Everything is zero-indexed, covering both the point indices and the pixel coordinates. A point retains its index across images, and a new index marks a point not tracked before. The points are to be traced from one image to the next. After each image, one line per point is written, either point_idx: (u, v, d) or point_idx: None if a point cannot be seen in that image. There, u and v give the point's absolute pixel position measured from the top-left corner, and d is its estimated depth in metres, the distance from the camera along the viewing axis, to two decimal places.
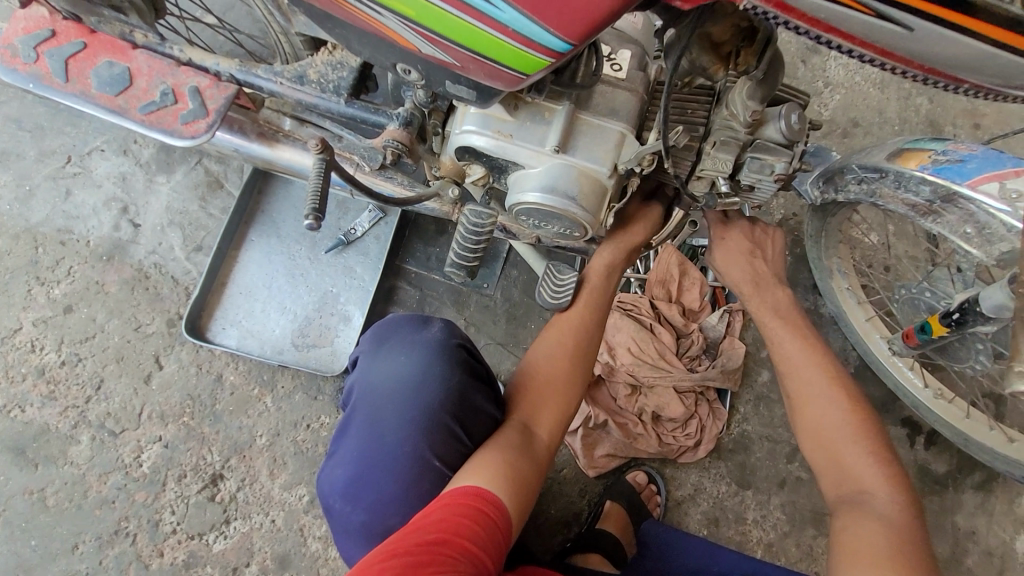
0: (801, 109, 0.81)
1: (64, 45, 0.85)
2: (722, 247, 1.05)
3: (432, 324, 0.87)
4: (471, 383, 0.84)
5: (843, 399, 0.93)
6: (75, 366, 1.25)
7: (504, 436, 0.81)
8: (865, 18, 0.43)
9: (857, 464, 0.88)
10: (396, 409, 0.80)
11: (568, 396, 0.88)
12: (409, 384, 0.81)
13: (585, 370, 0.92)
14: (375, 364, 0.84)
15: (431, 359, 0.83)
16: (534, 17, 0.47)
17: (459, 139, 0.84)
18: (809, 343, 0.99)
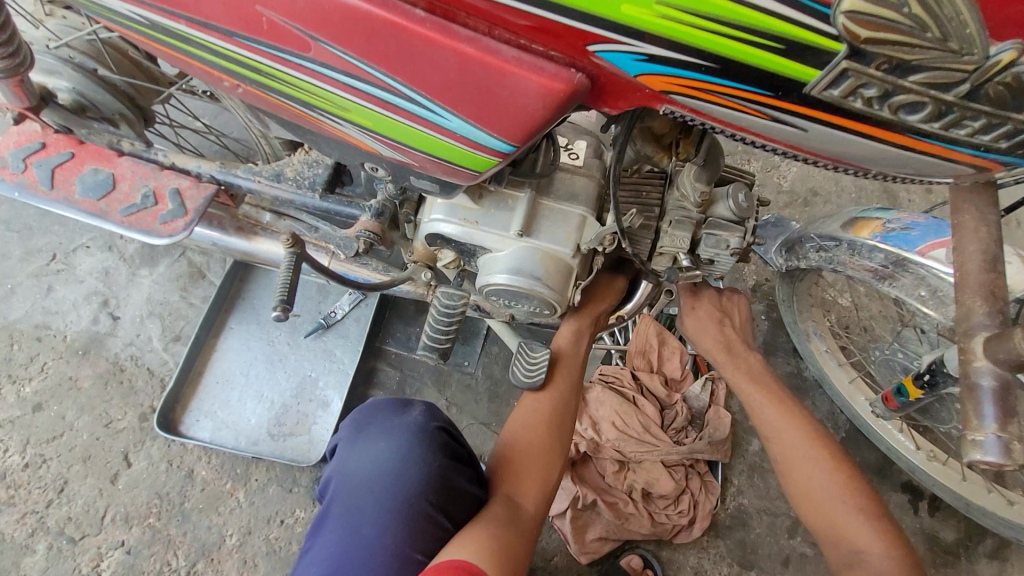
0: (747, 188, 0.86)
1: (53, 156, 0.90)
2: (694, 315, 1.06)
3: (412, 407, 0.86)
4: (452, 466, 0.81)
5: (825, 457, 0.93)
6: (38, 468, 1.21)
7: (489, 510, 0.79)
8: (761, 122, 0.43)
9: (847, 520, 0.87)
10: (376, 498, 0.77)
11: (550, 463, 0.87)
12: (388, 471, 0.79)
13: (564, 436, 0.91)
14: (354, 452, 0.82)
15: (411, 444, 0.81)
16: (478, 125, 0.51)
17: (428, 227, 0.88)
18: (788, 411, 0.98)
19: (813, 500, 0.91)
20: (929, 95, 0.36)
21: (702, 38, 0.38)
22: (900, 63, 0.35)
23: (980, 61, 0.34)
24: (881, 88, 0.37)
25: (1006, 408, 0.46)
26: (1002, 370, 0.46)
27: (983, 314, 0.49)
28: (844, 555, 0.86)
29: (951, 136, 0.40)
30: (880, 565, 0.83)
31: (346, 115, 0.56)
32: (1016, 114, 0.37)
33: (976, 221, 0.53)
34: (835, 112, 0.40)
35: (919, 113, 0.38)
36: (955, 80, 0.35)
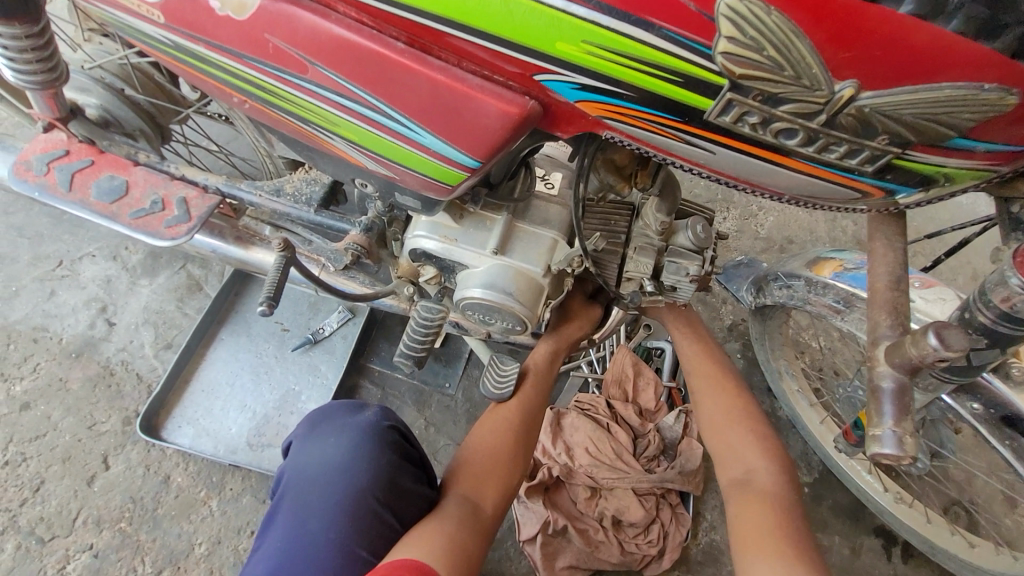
0: (706, 222, 0.94)
1: (74, 162, 0.98)
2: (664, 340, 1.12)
3: (367, 408, 0.88)
4: (402, 464, 0.83)
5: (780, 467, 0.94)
6: (18, 466, 1.22)
7: (444, 510, 0.82)
8: (677, 143, 0.50)
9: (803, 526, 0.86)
10: (323, 493, 0.79)
11: (509, 471, 0.90)
12: (337, 467, 0.80)
13: (527, 445, 0.95)
14: (306, 449, 0.84)
15: (360, 441, 0.82)
16: (449, 142, 0.59)
17: (412, 243, 0.96)
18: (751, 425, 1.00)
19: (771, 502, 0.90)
20: (798, 123, 0.44)
21: (618, 71, 0.46)
22: (770, 96, 0.43)
23: (829, 96, 0.42)
24: (762, 116, 0.45)
25: (902, 406, 0.51)
26: (900, 374, 0.52)
27: (887, 326, 0.55)
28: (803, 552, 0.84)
29: (826, 159, 0.47)
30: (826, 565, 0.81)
31: (336, 130, 0.64)
32: (870, 142, 0.45)
33: (886, 247, 0.60)
34: (731, 136, 0.48)
35: (794, 137, 0.46)
36: (814, 110, 0.43)
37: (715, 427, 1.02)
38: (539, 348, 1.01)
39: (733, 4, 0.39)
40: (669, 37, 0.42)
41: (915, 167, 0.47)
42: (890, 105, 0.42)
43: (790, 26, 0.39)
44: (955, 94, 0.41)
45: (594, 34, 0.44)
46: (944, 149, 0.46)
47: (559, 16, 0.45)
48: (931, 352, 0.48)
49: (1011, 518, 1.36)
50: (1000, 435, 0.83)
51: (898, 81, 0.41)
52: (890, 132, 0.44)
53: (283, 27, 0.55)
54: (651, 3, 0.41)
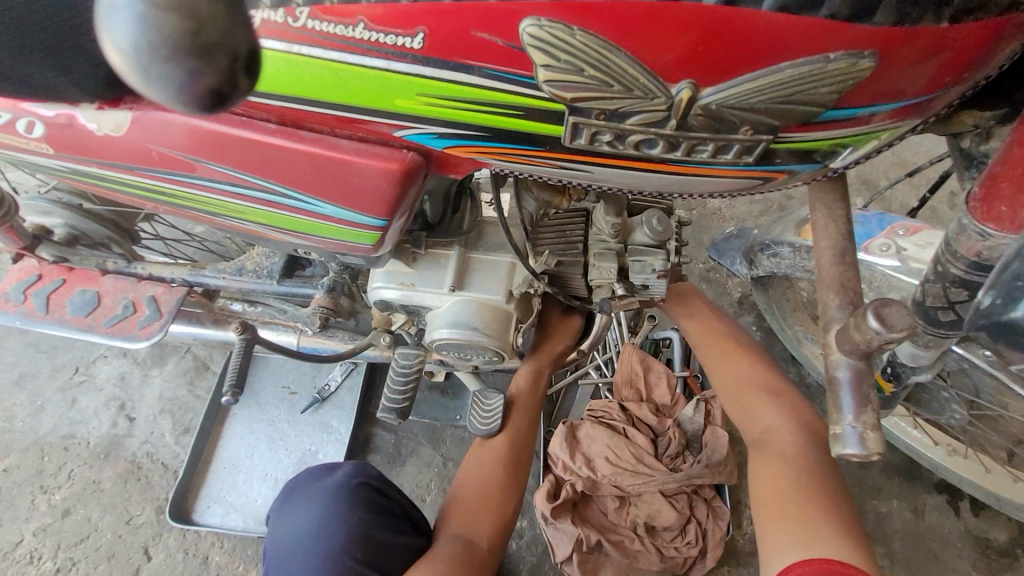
0: (663, 213, 0.89)
1: (47, 284, 1.02)
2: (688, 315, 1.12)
3: (335, 468, 0.88)
4: (376, 517, 0.82)
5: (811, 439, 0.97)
6: (69, 571, 1.27)
7: (436, 554, 0.83)
8: (553, 169, 0.52)
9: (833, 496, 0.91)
10: (296, 565, 0.78)
11: (501, 499, 0.90)
12: (310, 535, 0.80)
13: (517, 469, 0.94)
14: (281, 522, 0.84)
15: (330, 504, 0.82)
16: (348, 207, 0.58)
17: (374, 294, 0.94)
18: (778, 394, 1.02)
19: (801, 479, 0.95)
20: (652, 133, 0.45)
21: (462, 115, 0.48)
22: (611, 112, 0.44)
23: (669, 101, 0.43)
24: (613, 132, 0.46)
25: (862, 397, 0.46)
26: (854, 360, 0.47)
27: (837, 307, 0.51)
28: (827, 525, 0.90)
29: (699, 159, 0.49)
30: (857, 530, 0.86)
31: (245, 216, 0.64)
32: (735, 135, 0.46)
33: (827, 217, 0.55)
34: (601, 154, 0.49)
35: (656, 146, 0.47)
36: (662, 117, 0.44)
37: (737, 396, 1.03)
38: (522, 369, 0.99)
39: (535, 33, 0.41)
40: (491, 74, 0.44)
41: (801, 145, 0.48)
42: (733, 98, 0.43)
43: (599, 43, 0.40)
44: (798, 72, 0.41)
45: (423, 86, 0.46)
46: (821, 124, 0.46)
47: (389, 77, 0.46)
48: (874, 336, 0.43)
49: None
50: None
51: (734, 73, 0.42)
52: (750, 123, 0.45)
53: (160, 134, 0.55)
54: (461, 47, 0.43)
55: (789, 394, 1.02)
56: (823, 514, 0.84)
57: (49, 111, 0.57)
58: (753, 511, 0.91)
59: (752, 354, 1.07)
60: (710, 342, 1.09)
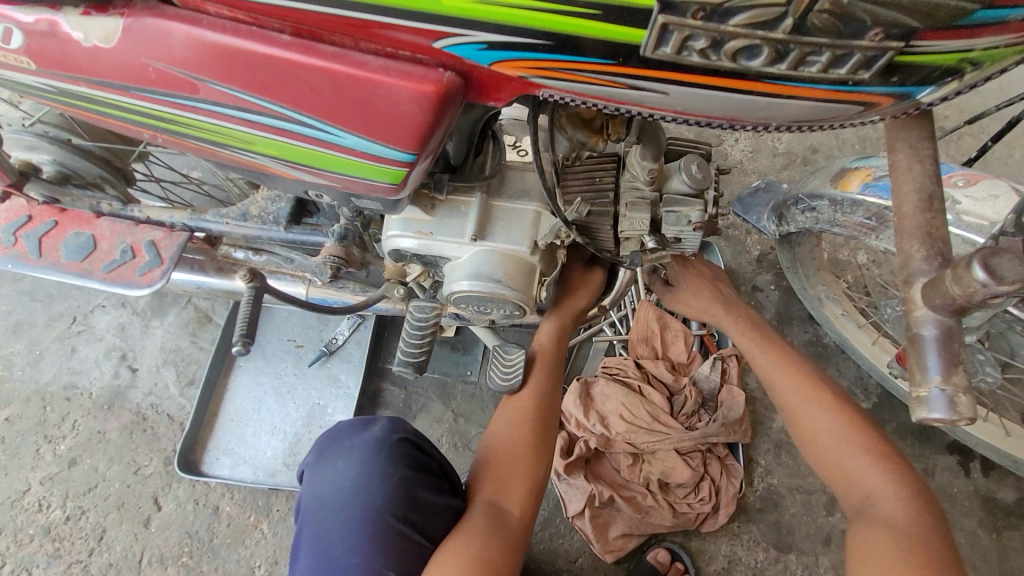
0: (702, 159, 0.82)
1: (39, 226, 0.96)
2: (688, 286, 1.08)
3: (373, 424, 0.84)
4: (417, 478, 0.81)
5: (847, 421, 0.90)
6: (78, 519, 1.26)
7: (472, 523, 0.79)
8: (623, 91, 0.46)
9: (873, 481, 0.85)
10: (339, 518, 0.78)
11: (534, 467, 0.86)
12: (350, 492, 0.79)
13: (546, 435, 0.89)
14: (318, 474, 0.82)
15: (370, 460, 0.80)
16: (373, 138, 0.52)
17: (389, 243, 0.88)
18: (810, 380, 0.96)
19: (830, 458, 0.89)
20: (759, 37, 0.39)
21: (527, 17, 0.41)
22: (714, 9, 0.38)
23: None
24: (710, 38, 0.40)
25: (951, 356, 0.42)
26: (943, 317, 0.42)
27: (921, 259, 0.45)
28: (856, 503, 0.85)
29: (806, 75, 0.43)
30: (894, 509, 0.82)
31: (255, 148, 0.58)
32: (860, 41, 0.39)
33: (910, 158, 0.49)
34: (680, 69, 0.43)
35: (759, 56, 0.41)
36: (777, 15, 0.38)
37: (819, 446, 0.90)
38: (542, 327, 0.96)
39: None
40: None
41: (922, 59, 0.42)
42: None
43: None
44: None
45: None
46: (959, 31, 0.40)
47: None
48: (980, 289, 0.39)
49: None
50: None
51: None
52: (884, 24, 0.38)
53: (155, 47, 0.48)
54: None
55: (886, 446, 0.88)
56: None
57: (26, 16, 0.49)
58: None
59: (832, 395, 0.94)
60: (785, 388, 0.96)
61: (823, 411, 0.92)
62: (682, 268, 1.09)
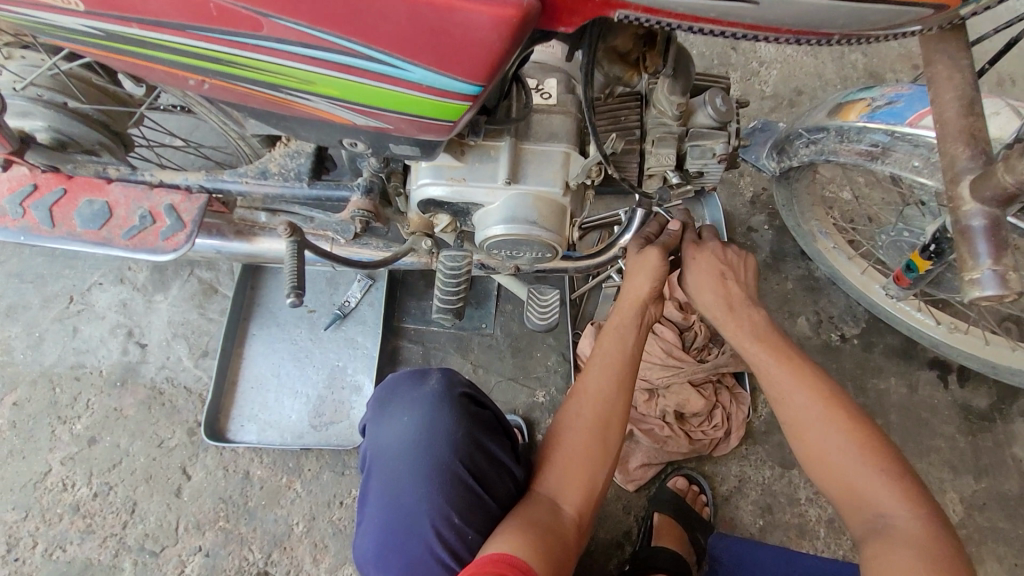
0: (724, 92, 0.85)
1: (46, 195, 0.92)
2: (694, 268, 0.93)
3: (430, 377, 0.87)
4: (479, 428, 0.85)
5: (844, 424, 0.83)
6: (107, 495, 1.26)
7: (531, 514, 0.79)
8: (714, 4, 0.48)
9: (873, 489, 0.79)
10: (407, 468, 0.81)
11: (594, 468, 0.84)
12: (416, 442, 0.82)
13: (609, 440, 0.86)
14: (382, 428, 0.85)
15: (434, 412, 0.83)
16: (441, 70, 0.52)
17: (419, 193, 0.89)
18: (801, 374, 0.87)
19: (831, 469, 0.82)
20: None
21: None
22: None
23: None
24: None
25: (998, 241, 0.47)
26: (990, 208, 0.48)
27: (967, 159, 0.50)
28: (867, 520, 0.79)
29: None
30: (906, 528, 0.76)
31: (312, 88, 0.57)
32: None
33: (949, 68, 0.53)
34: None
35: None
36: None
37: (829, 466, 0.82)
38: (612, 322, 0.93)
39: None
40: None
41: None
42: None
43: None
44: None
45: None
46: None
47: None
48: None
49: None
50: None
51: None
52: None
53: None
54: None
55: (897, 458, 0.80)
56: None
57: None
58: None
59: (841, 402, 0.85)
60: (794, 397, 0.86)
61: (815, 413, 0.84)
62: (690, 250, 0.95)
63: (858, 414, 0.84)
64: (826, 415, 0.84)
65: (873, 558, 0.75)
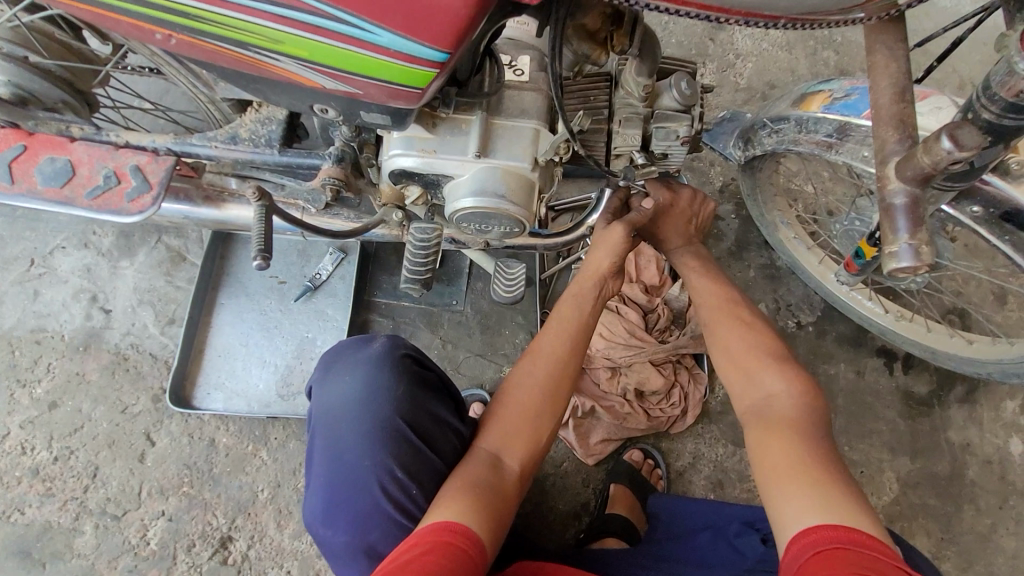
0: (690, 77, 0.88)
1: (5, 151, 0.90)
2: (665, 215, 1.02)
3: (374, 341, 0.91)
4: (421, 388, 0.88)
5: (750, 325, 0.96)
6: (68, 459, 1.25)
7: (472, 472, 0.81)
8: None
9: (767, 378, 0.90)
10: (349, 426, 0.84)
11: (535, 427, 0.87)
12: (357, 402, 0.84)
13: (555, 398, 0.90)
14: (326, 388, 0.88)
15: (376, 372, 0.86)
16: (409, 36, 0.54)
17: (390, 163, 0.90)
18: (719, 281, 1.02)
19: (734, 362, 0.94)
20: None
21: None
22: None
23: None
24: None
25: (916, 217, 0.52)
26: (911, 187, 0.53)
27: (895, 142, 0.54)
28: (756, 406, 0.89)
29: None
30: (787, 407, 0.86)
31: (281, 48, 0.59)
32: None
33: (887, 58, 0.57)
34: None
35: None
36: None
37: (732, 357, 0.94)
38: (570, 288, 0.97)
39: None
40: None
41: None
42: None
43: None
44: None
45: None
46: None
47: None
48: (946, 155, 0.49)
49: (1000, 317, 1.50)
50: (1000, 233, 0.89)
51: None
52: None
53: None
54: None
55: (800, 367, 0.90)
56: (828, 478, 0.76)
57: None
58: (755, 472, 0.82)
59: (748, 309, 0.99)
60: (710, 297, 1.01)
61: (724, 312, 0.99)
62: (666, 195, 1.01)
63: (761, 320, 0.98)
64: (732, 313, 0.98)
65: (753, 429, 0.86)
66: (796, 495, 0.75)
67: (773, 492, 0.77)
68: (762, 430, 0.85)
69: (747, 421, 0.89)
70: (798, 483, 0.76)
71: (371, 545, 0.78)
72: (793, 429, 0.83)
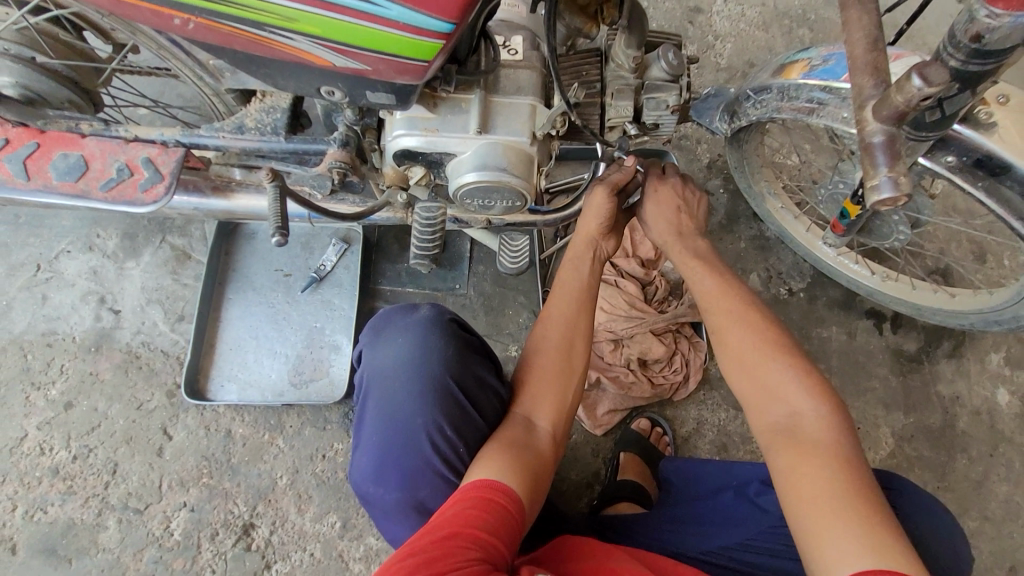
0: (676, 48, 0.92)
1: (20, 148, 0.93)
2: (654, 200, 1.02)
3: (420, 306, 0.94)
4: (469, 352, 0.91)
5: (756, 323, 0.93)
6: (87, 457, 1.27)
7: (510, 434, 0.86)
8: None
9: (781, 383, 0.88)
10: (403, 387, 0.86)
11: (565, 392, 0.92)
12: (408, 364, 0.88)
13: (581, 361, 0.95)
14: (379, 349, 0.91)
15: (426, 335, 0.89)
16: (418, 8, 0.58)
17: (395, 144, 0.94)
18: (725, 279, 0.98)
19: (745, 367, 0.91)
20: None
21: None
22: None
23: None
24: None
25: (893, 153, 0.56)
26: (888, 126, 0.57)
27: (871, 88, 0.59)
28: (778, 421, 0.86)
29: None
30: (812, 420, 0.84)
31: (296, 26, 0.62)
32: None
33: (860, 12, 0.62)
34: None
35: None
36: None
37: (743, 366, 0.91)
38: (567, 256, 1.01)
39: None
40: None
41: None
42: None
43: None
44: None
45: None
46: None
47: None
48: (917, 93, 0.54)
49: (981, 272, 1.57)
50: (974, 182, 0.94)
51: None
52: None
53: None
54: None
55: (813, 369, 0.88)
56: (866, 506, 0.75)
57: None
58: (781, 498, 0.81)
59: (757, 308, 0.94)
60: (717, 301, 0.96)
61: (736, 315, 0.94)
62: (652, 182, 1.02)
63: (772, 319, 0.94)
64: (741, 315, 0.94)
65: (778, 450, 0.84)
66: (832, 529, 0.74)
67: (805, 530, 0.76)
68: (788, 451, 0.83)
69: (769, 438, 0.86)
70: (831, 517, 0.75)
71: (421, 499, 0.83)
72: (821, 450, 0.81)
